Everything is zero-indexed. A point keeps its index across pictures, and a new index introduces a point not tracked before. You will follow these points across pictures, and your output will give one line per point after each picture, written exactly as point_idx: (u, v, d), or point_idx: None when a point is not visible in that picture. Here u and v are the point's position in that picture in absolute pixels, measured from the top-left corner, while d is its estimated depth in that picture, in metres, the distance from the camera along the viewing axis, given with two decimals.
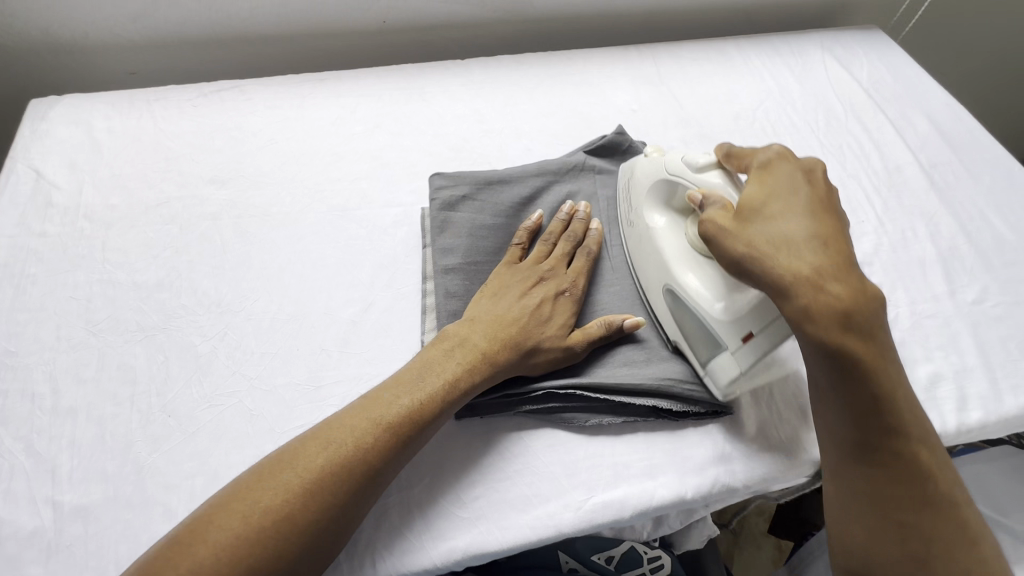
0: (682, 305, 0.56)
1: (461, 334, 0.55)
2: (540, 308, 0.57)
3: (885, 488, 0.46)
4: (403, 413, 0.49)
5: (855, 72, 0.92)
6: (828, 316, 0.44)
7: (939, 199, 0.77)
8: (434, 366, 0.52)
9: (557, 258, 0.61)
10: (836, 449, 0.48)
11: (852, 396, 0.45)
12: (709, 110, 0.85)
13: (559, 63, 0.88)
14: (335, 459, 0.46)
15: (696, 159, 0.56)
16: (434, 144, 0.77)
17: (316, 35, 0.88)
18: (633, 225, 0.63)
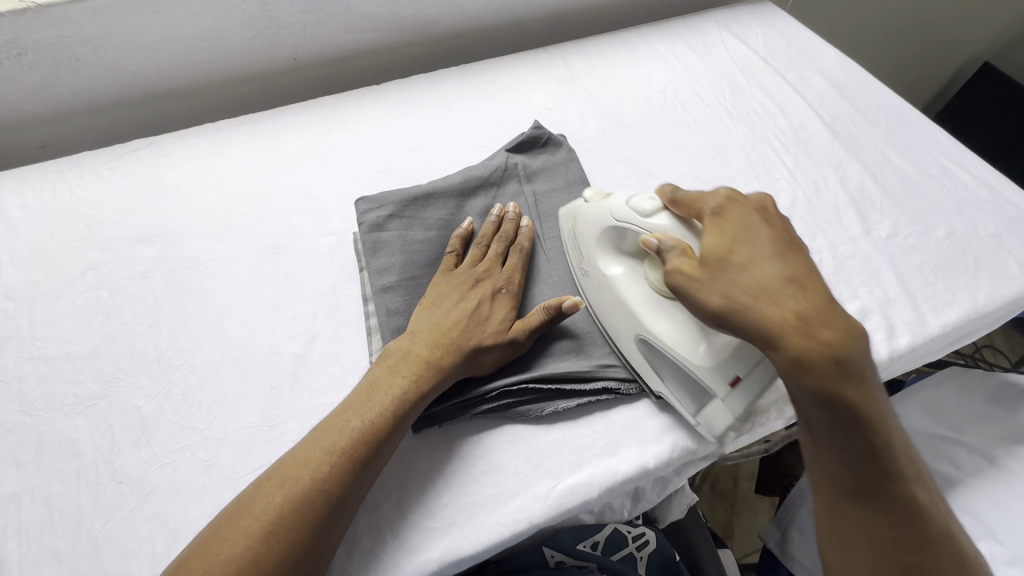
0: (658, 352, 0.55)
1: (404, 347, 0.56)
2: (478, 310, 0.58)
3: (892, 539, 0.45)
4: (354, 434, 0.50)
5: (750, 43, 0.98)
6: (820, 367, 0.43)
7: (844, 147, 0.82)
8: (381, 384, 0.53)
9: (490, 260, 0.62)
10: (833, 491, 0.47)
11: (850, 444, 0.45)
12: (621, 97, 0.88)
13: (472, 74, 0.90)
14: (291, 493, 0.46)
15: (643, 204, 0.56)
16: (360, 169, 0.78)
17: (228, 80, 0.88)
18: (588, 274, 0.62)
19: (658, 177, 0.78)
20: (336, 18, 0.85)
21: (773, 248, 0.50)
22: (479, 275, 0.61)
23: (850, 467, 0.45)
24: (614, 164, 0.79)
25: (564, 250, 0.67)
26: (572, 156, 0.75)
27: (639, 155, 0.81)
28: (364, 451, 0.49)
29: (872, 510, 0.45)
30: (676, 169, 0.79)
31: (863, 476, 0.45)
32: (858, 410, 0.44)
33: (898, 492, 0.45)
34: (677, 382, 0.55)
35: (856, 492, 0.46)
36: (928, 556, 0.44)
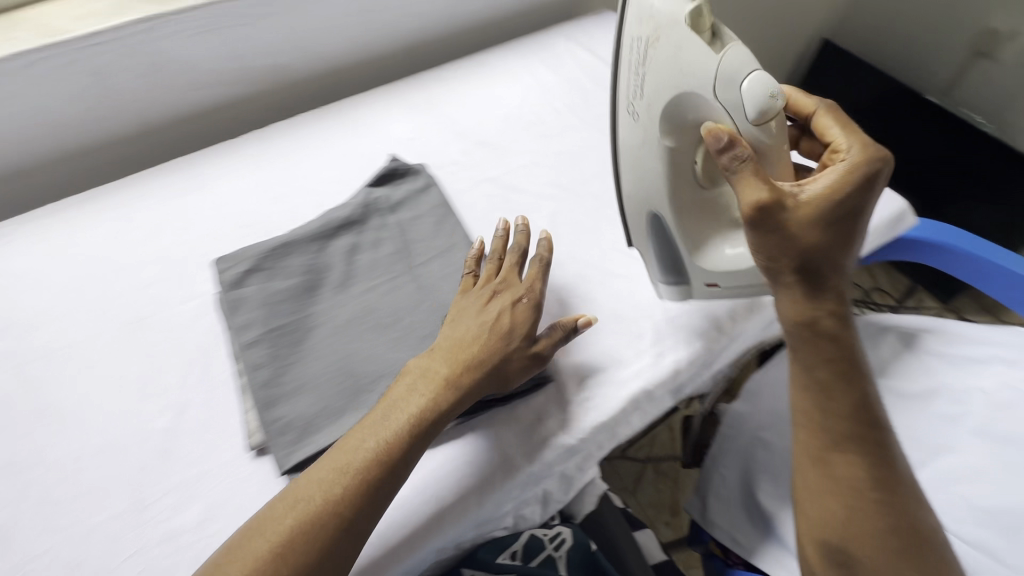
0: (664, 227, 0.64)
1: (444, 353, 0.57)
2: (499, 325, 0.59)
3: (861, 481, 0.55)
4: (378, 454, 0.50)
5: (596, 51, 1.04)
6: (817, 331, 0.56)
7: None
8: (398, 406, 0.53)
9: (512, 269, 0.65)
10: (826, 438, 0.57)
11: (831, 391, 0.57)
12: (480, 117, 0.92)
13: (331, 114, 0.91)
14: (303, 516, 0.47)
15: (750, 91, 0.51)
16: (222, 226, 0.77)
17: (71, 154, 0.84)
18: (638, 122, 0.60)
19: (520, 189, 0.82)
20: (178, 77, 0.84)
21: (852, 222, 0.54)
22: (500, 285, 0.63)
23: (836, 412, 0.57)
24: (478, 182, 0.82)
25: (623, 59, 0.59)
26: (431, 182, 0.78)
27: (501, 171, 0.84)
28: (385, 468, 0.50)
29: (847, 453, 0.56)
30: (536, 179, 0.83)
31: (840, 422, 0.57)
32: (836, 365, 0.57)
33: (871, 441, 0.57)
34: (661, 253, 0.67)
35: (836, 438, 0.57)
36: (889, 490, 0.55)
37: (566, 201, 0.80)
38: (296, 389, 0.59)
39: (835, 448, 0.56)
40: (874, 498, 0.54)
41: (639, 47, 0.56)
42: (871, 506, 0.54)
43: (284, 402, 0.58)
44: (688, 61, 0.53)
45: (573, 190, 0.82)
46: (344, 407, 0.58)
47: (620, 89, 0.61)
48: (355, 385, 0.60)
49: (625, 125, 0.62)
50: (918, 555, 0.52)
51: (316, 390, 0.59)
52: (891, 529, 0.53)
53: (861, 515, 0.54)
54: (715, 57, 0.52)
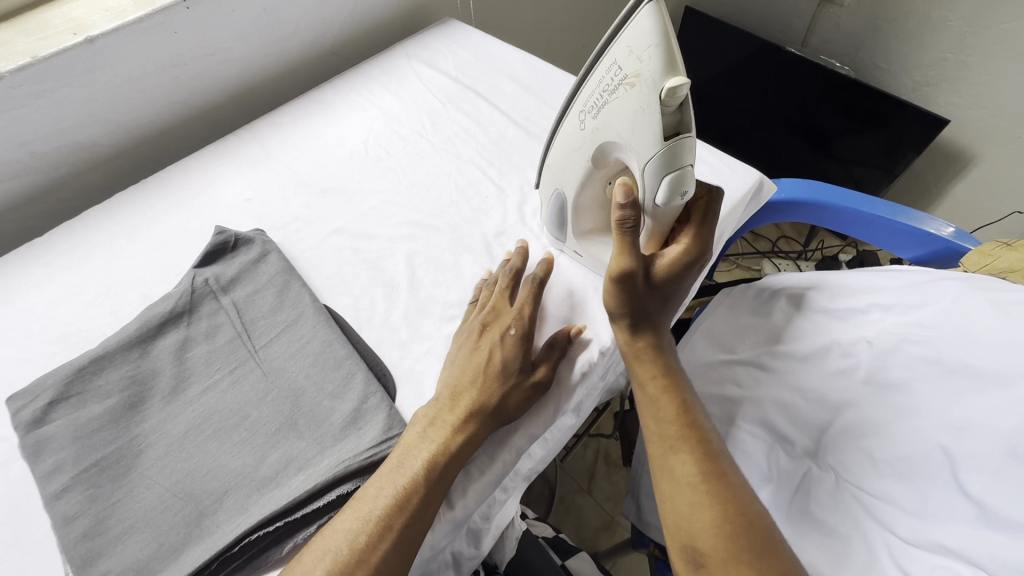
0: (562, 208, 0.64)
1: (449, 390, 0.58)
2: (496, 364, 0.59)
3: (697, 476, 0.52)
4: (391, 507, 0.50)
5: (441, 67, 0.99)
6: (643, 356, 0.60)
7: (540, 145, 0.85)
8: (412, 452, 0.53)
9: (503, 300, 0.65)
10: (659, 444, 0.56)
11: (656, 399, 0.58)
12: (323, 161, 0.85)
13: (154, 188, 0.82)
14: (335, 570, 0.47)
15: (662, 181, 0.49)
16: (29, 347, 0.66)
17: None
18: (583, 127, 0.54)
19: (372, 235, 0.76)
20: None
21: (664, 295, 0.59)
22: (492, 318, 0.63)
23: (665, 417, 0.57)
24: (325, 237, 0.76)
25: (594, 68, 0.50)
26: (269, 248, 0.71)
27: (349, 219, 0.78)
28: (406, 506, 0.51)
29: (679, 452, 0.54)
30: (390, 221, 0.77)
31: (668, 421, 0.56)
32: (658, 377, 0.59)
33: (702, 440, 0.55)
34: (554, 213, 0.66)
35: (668, 440, 0.56)
36: (724, 483, 0.52)
37: (422, 238, 0.75)
38: (125, 532, 0.51)
39: (670, 449, 0.55)
40: (712, 492, 0.51)
41: (617, 76, 0.48)
42: (709, 499, 0.51)
43: (111, 553, 0.50)
44: (633, 129, 0.48)
45: (430, 225, 0.77)
46: (184, 541, 0.51)
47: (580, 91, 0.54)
48: (197, 509, 0.53)
49: (571, 121, 0.56)
50: (757, 545, 0.48)
51: (148, 529, 0.51)
52: (729, 520, 0.49)
53: (701, 510, 0.51)
54: (654, 147, 0.47)
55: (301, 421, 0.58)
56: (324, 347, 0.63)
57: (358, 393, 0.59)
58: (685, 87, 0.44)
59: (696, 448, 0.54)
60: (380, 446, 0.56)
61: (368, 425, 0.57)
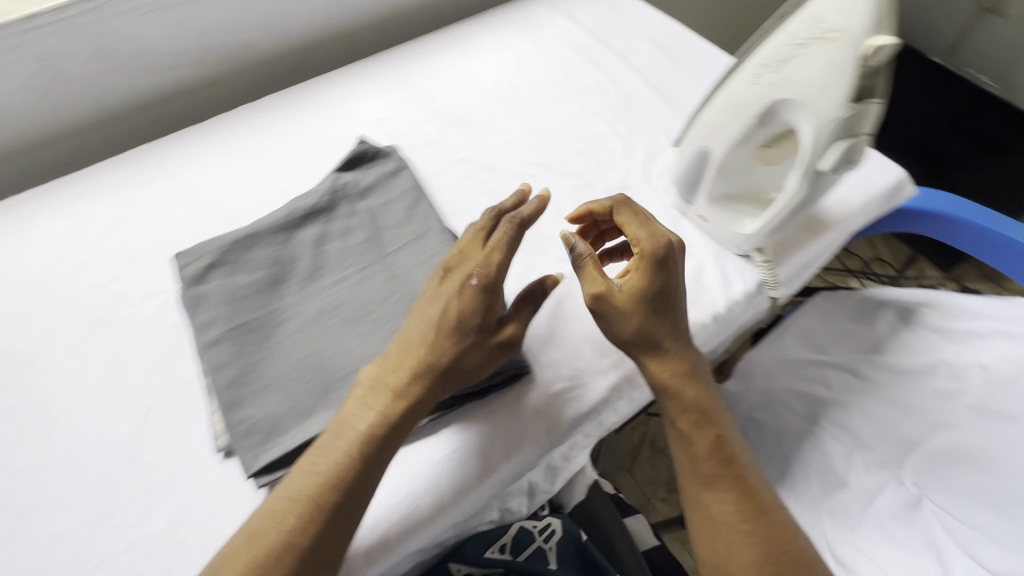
0: (699, 166, 0.64)
1: (374, 377, 0.53)
2: (448, 317, 0.53)
3: (738, 512, 0.53)
4: (303, 511, 0.47)
5: (578, 19, 0.98)
6: (674, 388, 0.56)
7: (672, 109, 0.84)
8: (342, 430, 0.51)
9: (470, 243, 0.56)
10: (692, 479, 0.56)
11: (691, 433, 0.55)
12: (456, 94, 0.87)
13: (300, 94, 0.87)
14: (261, 550, 0.46)
15: (834, 147, 0.49)
16: (185, 218, 0.73)
17: (29, 147, 0.80)
18: (754, 84, 0.53)
19: (497, 169, 0.78)
20: (133, 60, 0.79)
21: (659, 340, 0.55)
22: (454, 262, 0.56)
23: (701, 453, 0.55)
24: (453, 164, 0.78)
25: (789, 22, 0.50)
26: (403, 165, 0.74)
27: (476, 151, 0.80)
28: (323, 504, 0.47)
29: (718, 489, 0.54)
30: (515, 159, 0.79)
31: (708, 459, 0.54)
32: (692, 407, 0.56)
33: (741, 471, 0.55)
34: (688, 171, 0.67)
35: (704, 475, 0.54)
36: (764, 518, 0.53)
37: (545, 181, 0.77)
38: (262, 389, 0.57)
39: (706, 486, 0.54)
40: (753, 526, 0.52)
41: (814, 31, 0.48)
42: (750, 541, 0.52)
43: (251, 403, 0.56)
44: (819, 87, 0.47)
45: (554, 169, 0.78)
46: (312, 408, 0.56)
47: (760, 47, 0.53)
48: (324, 383, 0.58)
49: (742, 77, 0.55)
50: None
51: (282, 391, 0.57)
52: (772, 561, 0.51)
53: (745, 551, 0.51)
54: (839, 108, 0.47)
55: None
56: None
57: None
58: (893, 47, 0.43)
59: (732, 486, 0.54)
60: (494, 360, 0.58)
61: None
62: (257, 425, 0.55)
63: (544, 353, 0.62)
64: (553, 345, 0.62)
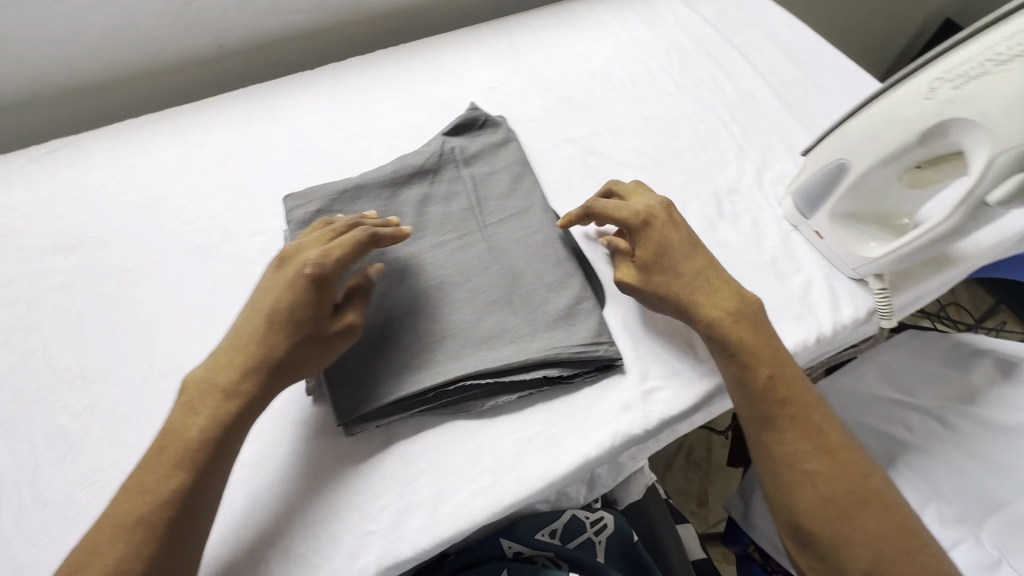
0: (832, 176, 0.61)
1: (202, 377, 0.50)
2: (275, 314, 0.51)
3: (800, 450, 0.52)
4: (126, 530, 0.44)
5: (700, 10, 0.94)
6: (723, 333, 0.56)
7: (793, 115, 0.80)
8: (174, 433, 0.47)
9: (315, 239, 0.56)
10: (750, 422, 0.55)
11: (744, 376, 0.55)
12: (566, 73, 0.85)
13: (411, 54, 0.87)
14: (141, 535, 0.43)
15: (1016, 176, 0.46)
16: (293, 162, 0.75)
17: (152, 74, 0.83)
18: (929, 97, 0.50)
19: (604, 154, 0.76)
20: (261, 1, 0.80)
21: (690, 303, 0.58)
22: (290, 253, 0.55)
23: (756, 394, 0.54)
24: (558, 143, 0.77)
25: (986, 36, 0.47)
26: (511, 138, 0.74)
27: (584, 133, 0.78)
28: (171, 516, 0.44)
29: (778, 429, 0.53)
30: (623, 147, 0.77)
31: (764, 398, 0.54)
32: (743, 349, 0.56)
33: (802, 410, 0.54)
34: (817, 181, 0.63)
35: (761, 416, 0.54)
36: (827, 455, 0.51)
37: (652, 173, 0.74)
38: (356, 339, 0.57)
39: (766, 427, 0.54)
40: (818, 464, 0.51)
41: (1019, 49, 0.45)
42: (813, 477, 0.50)
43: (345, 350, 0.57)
44: (1015, 110, 0.45)
45: (663, 161, 0.75)
46: (402, 363, 0.56)
47: (939, 59, 0.51)
48: (413, 341, 0.58)
49: (912, 88, 0.52)
50: (869, 523, 0.48)
51: (375, 343, 0.57)
52: (837, 497, 0.49)
53: (809, 489, 0.50)
54: None
55: (515, 300, 0.61)
56: (548, 243, 0.65)
57: (572, 293, 0.61)
58: None
59: (793, 425, 0.53)
60: (591, 347, 0.57)
61: (579, 326, 0.59)
62: (349, 372, 0.56)
63: (638, 348, 0.61)
64: (647, 342, 0.61)
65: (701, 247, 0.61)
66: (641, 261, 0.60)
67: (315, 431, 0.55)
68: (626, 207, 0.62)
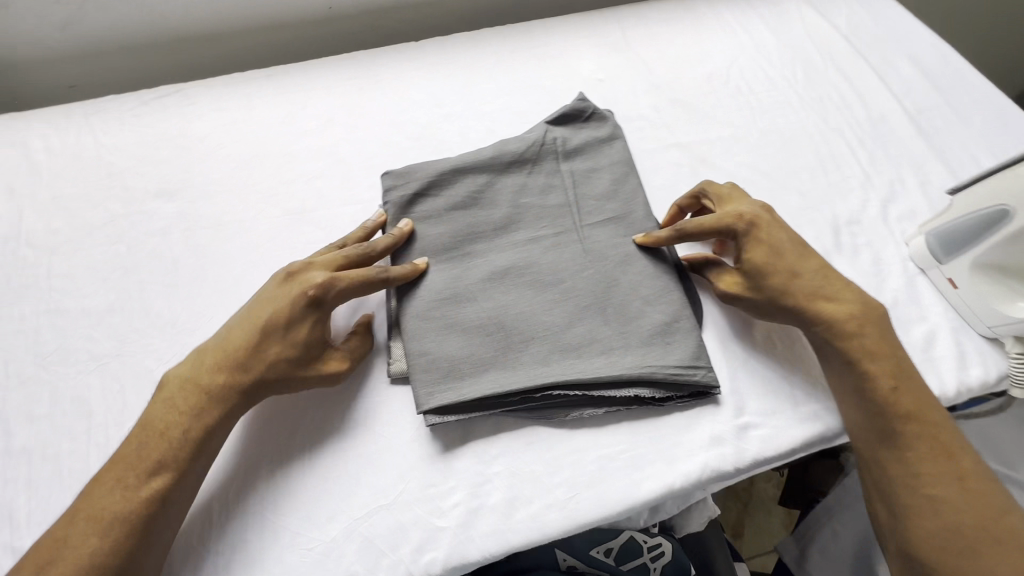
0: (986, 223, 0.55)
1: (191, 372, 0.50)
2: (271, 331, 0.51)
3: (924, 473, 0.49)
4: (97, 524, 0.44)
5: (832, 18, 0.86)
6: (843, 340, 0.53)
7: (928, 146, 0.72)
8: (153, 427, 0.48)
9: (327, 260, 0.55)
10: (863, 436, 0.52)
11: (864, 387, 0.52)
12: (680, 72, 0.80)
13: (518, 36, 0.83)
14: (115, 525, 0.44)
15: None
16: (390, 134, 0.73)
17: (260, 30, 0.82)
18: None
19: (713, 165, 0.71)
20: None
21: (808, 311, 0.54)
22: (299, 268, 0.54)
23: (875, 407, 0.51)
24: (665, 147, 0.72)
25: None
26: (617, 134, 0.68)
27: (693, 138, 0.73)
28: (143, 515, 0.45)
29: (899, 448, 0.50)
30: (735, 158, 0.72)
31: (886, 413, 0.50)
32: (865, 358, 0.52)
33: (927, 430, 0.50)
34: (965, 227, 0.57)
35: (880, 432, 0.51)
36: (953, 483, 0.48)
37: (765, 190, 0.69)
38: (442, 329, 0.55)
39: (883, 443, 0.51)
40: (943, 491, 0.48)
41: None
42: (934, 503, 0.48)
43: (432, 340, 0.54)
44: None
45: (778, 180, 0.70)
46: (489, 360, 0.54)
47: None
48: (501, 339, 0.55)
49: None
50: (998, 565, 0.45)
51: (461, 337, 0.55)
52: (960, 528, 0.46)
53: (930, 516, 0.47)
54: None
55: (609, 309, 0.57)
56: (648, 254, 0.60)
57: (670, 308, 0.57)
58: None
59: (915, 445, 0.49)
60: (688, 372, 0.54)
61: (676, 344, 0.55)
62: (435, 364, 0.53)
63: (735, 379, 0.56)
64: (744, 374, 0.57)
65: (810, 250, 0.56)
66: (748, 268, 0.56)
67: (392, 414, 0.54)
68: (724, 212, 0.58)
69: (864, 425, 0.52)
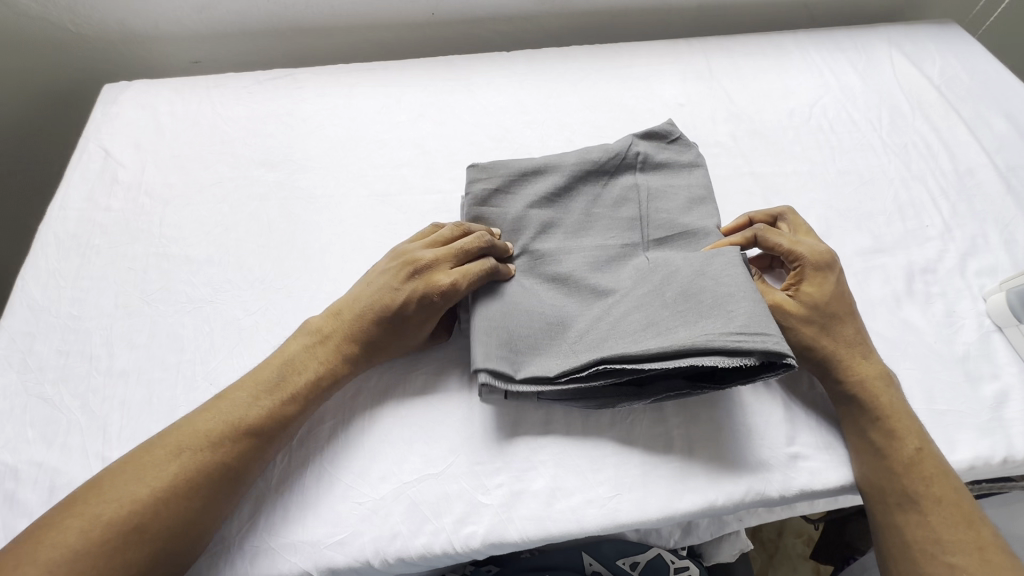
0: None
1: (327, 330, 0.54)
2: (395, 318, 0.54)
3: (945, 539, 0.47)
4: (231, 428, 0.48)
5: (925, 68, 0.85)
6: (868, 394, 0.52)
7: (1017, 205, 0.70)
8: (295, 362, 0.52)
9: (446, 254, 0.56)
10: (877, 497, 0.51)
11: (886, 445, 0.51)
12: (762, 105, 0.81)
13: (604, 56, 0.87)
14: (239, 436, 0.48)
15: None
16: (475, 133, 0.77)
17: (367, 27, 0.89)
18: None
19: (786, 198, 0.72)
20: None
21: (840, 359, 0.53)
22: (423, 263, 0.55)
23: (894, 466, 0.50)
24: (740, 175, 0.73)
25: None
26: (699, 161, 0.68)
27: (769, 170, 0.74)
28: (271, 435, 0.49)
29: (919, 510, 0.48)
30: (809, 194, 0.72)
31: (905, 472, 0.50)
32: (891, 417, 0.52)
33: (946, 494, 0.49)
34: None
35: (901, 492, 0.49)
36: (973, 554, 0.46)
37: (838, 228, 0.69)
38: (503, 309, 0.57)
39: (901, 507, 0.49)
40: (963, 559, 0.46)
41: None
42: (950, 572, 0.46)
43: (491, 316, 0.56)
44: None
45: (853, 219, 0.69)
46: (546, 345, 0.55)
47: None
48: (560, 328, 0.56)
49: None
50: None
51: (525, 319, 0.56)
52: None
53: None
54: None
55: (668, 289, 0.54)
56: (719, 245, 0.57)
57: (732, 284, 0.52)
58: None
59: (933, 509, 0.48)
60: (756, 333, 0.48)
61: (738, 311, 0.50)
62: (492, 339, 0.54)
63: (791, 407, 0.56)
64: (796, 408, 0.56)
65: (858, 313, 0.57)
66: (802, 299, 0.55)
67: (453, 390, 0.57)
68: (802, 243, 0.57)
69: (881, 486, 0.51)
